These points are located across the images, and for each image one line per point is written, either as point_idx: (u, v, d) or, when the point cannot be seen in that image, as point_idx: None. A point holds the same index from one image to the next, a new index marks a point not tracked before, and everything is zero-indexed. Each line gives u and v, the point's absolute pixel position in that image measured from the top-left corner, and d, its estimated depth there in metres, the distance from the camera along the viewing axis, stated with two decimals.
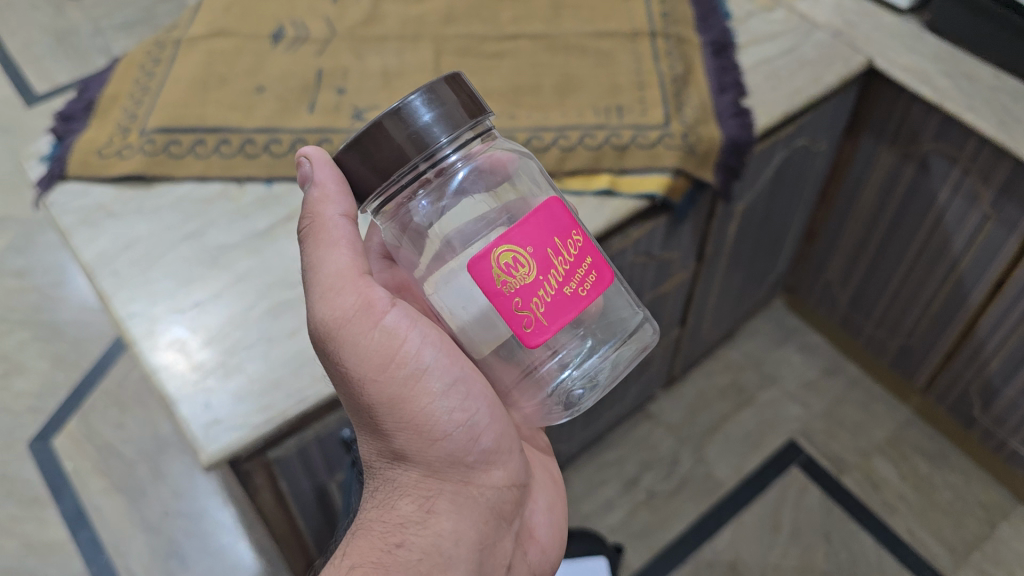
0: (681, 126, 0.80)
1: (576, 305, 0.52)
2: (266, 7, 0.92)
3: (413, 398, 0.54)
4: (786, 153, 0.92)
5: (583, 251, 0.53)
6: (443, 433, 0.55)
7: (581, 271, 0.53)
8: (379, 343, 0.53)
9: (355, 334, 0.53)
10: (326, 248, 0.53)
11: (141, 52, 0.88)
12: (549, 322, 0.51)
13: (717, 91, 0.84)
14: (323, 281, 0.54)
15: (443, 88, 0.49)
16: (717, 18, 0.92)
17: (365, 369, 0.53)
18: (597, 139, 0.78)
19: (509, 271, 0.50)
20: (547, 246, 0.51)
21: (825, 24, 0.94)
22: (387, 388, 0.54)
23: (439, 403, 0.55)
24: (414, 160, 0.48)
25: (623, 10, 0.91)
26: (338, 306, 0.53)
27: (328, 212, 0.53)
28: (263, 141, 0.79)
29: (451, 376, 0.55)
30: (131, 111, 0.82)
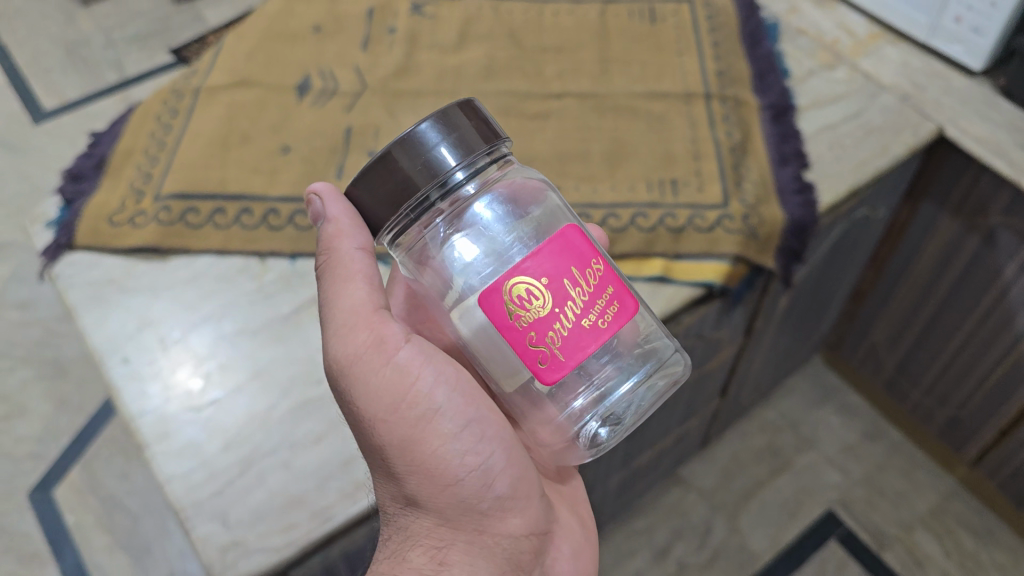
0: (741, 206, 0.74)
1: (596, 338, 0.49)
2: (292, 52, 0.85)
3: (423, 439, 0.51)
4: (845, 226, 0.86)
5: (602, 281, 0.50)
6: (454, 477, 0.52)
7: (602, 302, 0.50)
8: (391, 382, 0.51)
9: (367, 371, 0.51)
10: (342, 282, 0.52)
11: (157, 101, 0.83)
12: (566, 356, 0.48)
13: (778, 163, 0.78)
14: (339, 318, 0.52)
15: (456, 115, 0.49)
16: (775, 76, 0.85)
17: (375, 409, 0.51)
18: (650, 219, 0.73)
19: (525, 305, 0.48)
20: (564, 275, 0.48)
21: (892, 85, 0.87)
22: (396, 429, 0.51)
23: (451, 445, 0.52)
24: (426, 188, 0.48)
25: (675, 66, 0.85)
26: (352, 343, 0.51)
27: (345, 248, 0.52)
28: (288, 211, 0.73)
29: (465, 418, 0.52)
30: (145, 171, 0.77)
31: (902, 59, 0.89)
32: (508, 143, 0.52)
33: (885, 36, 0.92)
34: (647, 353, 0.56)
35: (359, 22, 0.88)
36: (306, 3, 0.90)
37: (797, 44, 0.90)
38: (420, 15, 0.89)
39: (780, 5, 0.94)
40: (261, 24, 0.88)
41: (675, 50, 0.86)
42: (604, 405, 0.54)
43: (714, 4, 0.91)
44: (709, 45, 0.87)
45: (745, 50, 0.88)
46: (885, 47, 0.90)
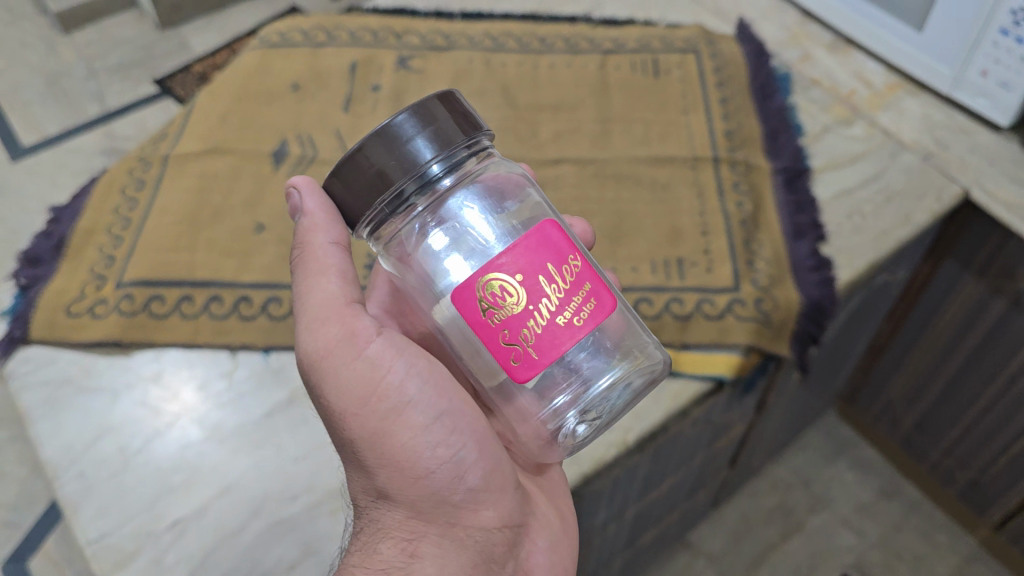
0: (754, 289, 0.68)
1: (572, 336, 0.45)
2: (269, 113, 0.79)
3: (393, 432, 0.48)
4: (864, 293, 0.80)
5: (580, 276, 0.46)
6: (426, 470, 0.48)
7: (578, 300, 0.45)
8: (359, 375, 0.48)
9: (337, 365, 0.48)
10: (313, 276, 0.49)
11: (124, 170, 0.78)
12: (540, 356, 0.44)
13: (793, 237, 0.73)
14: (310, 311, 0.49)
15: (434, 106, 0.45)
16: (788, 135, 0.79)
17: (345, 403, 0.48)
18: (655, 306, 0.67)
19: (497, 299, 0.44)
20: (541, 268, 0.45)
21: (913, 143, 0.81)
22: (366, 422, 0.48)
23: (422, 438, 0.48)
24: (400, 182, 0.44)
25: (680, 126, 0.79)
26: (321, 336, 0.48)
27: (318, 241, 0.49)
28: (261, 300, 0.68)
29: (438, 410, 0.49)
30: (108, 252, 0.72)
31: (924, 112, 0.83)
32: (491, 135, 0.48)
33: (905, 87, 0.85)
34: (628, 348, 0.51)
35: (341, 78, 0.82)
36: (284, 58, 0.84)
37: (810, 95, 0.84)
38: (406, 69, 0.83)
39: (791, 52, 0.88)
40: (236, 81, 0.82)
41: (680, 107, 0.80)
42: (584, 401, 0.49)
43: (721, 54, 0.85)
44: (717, 101, 0.81)
45: (755, 105, 0.82)
46: (905, 99, 0.84)
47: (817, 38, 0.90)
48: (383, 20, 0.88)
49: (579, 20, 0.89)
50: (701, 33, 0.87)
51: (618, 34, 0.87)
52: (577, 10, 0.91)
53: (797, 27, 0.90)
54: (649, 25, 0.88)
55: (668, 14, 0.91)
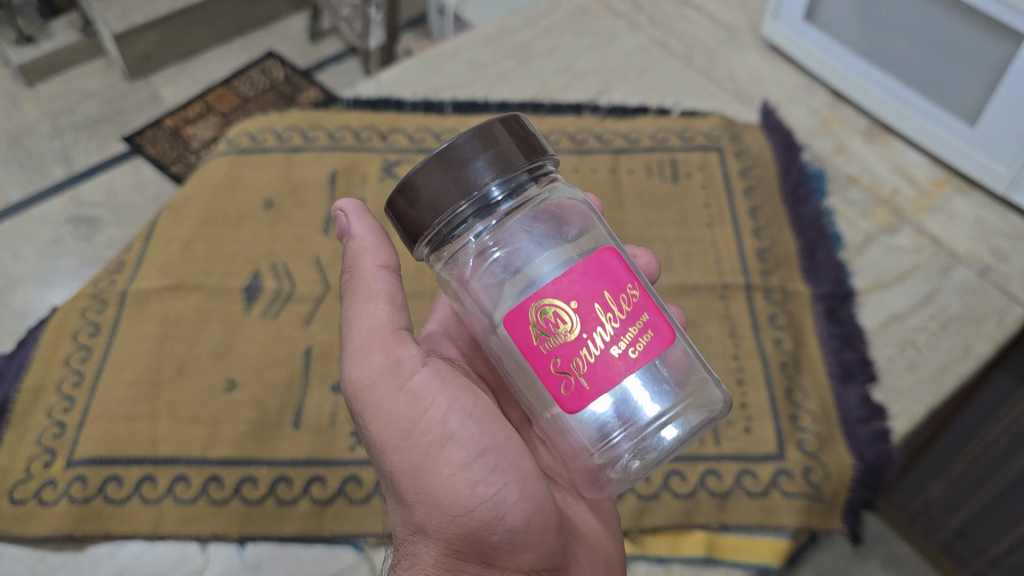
0: (801, 455, 0.60)
1: (628, 368, 0.36)
2: (241, 238, 0.70)
3: (429, 467, 0.37)
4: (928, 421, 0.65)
5: (639, 304, 0.37)
6: (462, 509, 0.37)
7: (635, 329, 0.36)
8: (397, 405, 0.38)
9: (377, 398, 0.38)
10: (358, 301, 0.40)
11: (75, 310, 0.68)
12: (593, 387, 0.36)
13: (840, 380, 0.64)
14: (354, 341, 0.40)
15: (496, 128, 0.37)
16: (828, 251, 0.70)
17: (383, 435, 0.38)
18: (689, 481, 0.59)
19: (548, 325, 0.36)
20: (596, 293, 0.36)
21: (967, 254, 0.72)
22: (402, 457, 0.38)
23: (462, 476, 0.37)
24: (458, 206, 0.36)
25: (706, 243, 0.70)
26: (365, 359, 0.39)
27: (374, 262, 0.41)
28: (234, 480, 0.59)
29: (484, 445, 0.38)
30: (58, 418, 0.63)
31: (976, 215, 0.74)
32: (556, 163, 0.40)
33: (953, 182, 0.76)
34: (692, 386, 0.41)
35: (321, 194, 0.73)
36: (255, 166, 0.75)
37: (848, 197, 0.75)
38: (393, 178, 0.73)
39: (824, 143, 0.79)
40: (204, 198, 0.73)
41: (704, 219, 0.71)
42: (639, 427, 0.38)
43: (747, 151, 0.76)
44: (746, 213, 0.72)
45: (787, 212, 0.73)
46: (954, 198, 0.75)
47: (851, 124, 0.81)
48: (365, 117, 0.78)
49: (585, 110, 0.79)
50: (725, 125, 0.78)
51: (630, 126, 0.78)
52: (582, 97, 0.81)
53: (829, 111, 0.82)
54: (663, 114, 0.79)
55: (684, 100, 0.81)
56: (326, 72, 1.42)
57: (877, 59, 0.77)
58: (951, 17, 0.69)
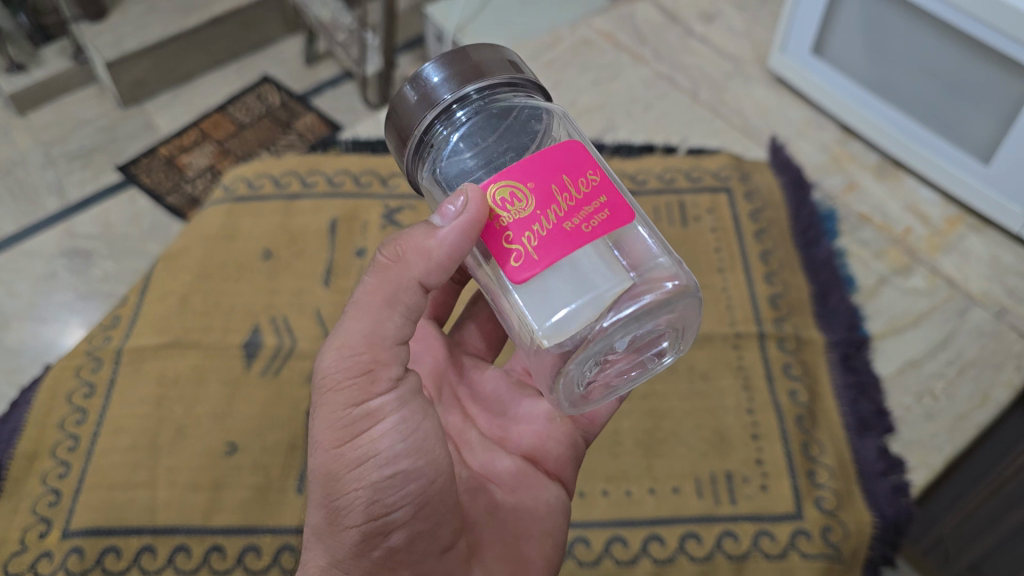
0: (820, 514, 0.58)
1: (578, 240, 0.36)
2: (242, 292, 0.70)
3: (341, 473, 0.38)
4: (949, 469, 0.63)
5: (600, 188, 0.37)
6: (351, 523, 0.38)
7: (591, 208, 0.37)
8: (341, 412, 0.38)
9: (333, 396, 0.38)
10: (377, 300, 0.39)
11: (71, 370, 0.66)
12: (545, 256, 0.35)
13: (857, 432, 0.62)
14: (346, 332, 0.39)
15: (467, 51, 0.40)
16: (841, 295, 0.69)
17: (321, 431, 0.38)
18: (705, 543, 0.58)
19: (504, 201, 0.36)
20: (552, 174, 0.36)
21: (983, 295, 0.70)
22: (330, 458, 0.38)
23: (372, 492, 0.37)
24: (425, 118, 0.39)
25: (717, 289, 0.70)
26: (338, 354, 0.38)
27: (423, 265, 0.38)
28: (237, 549, 0.57)
29: (401, 475, 0.38)
30: (53, 485, 0.61)
31: (990, 254, 0.72)
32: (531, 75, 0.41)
33: (966, 220, 0.75)
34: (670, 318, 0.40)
35: (320, 242, 0.73)
36: (253, 214, 0.74)
37: (861, 237, 0.74)
38: (394, 226, 0.74)
39: (835, 180, 0.79)
40: (207, 251, 0.72)
41: (715, 264, 0.71)
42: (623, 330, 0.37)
43: (757, 191, 0.76)
44: (758, 257, 0.72)
45: (798, 254, 0.72)
46: (967, 236, 0.73)
47: (862, 159, 0.80)
48: (364, 158, 0.79)
49: None
50: (734, 164, 0.78)
51: (636, 166, 0.78)
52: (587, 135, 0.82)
53: (838, 147, 0.81)
54: (670, 153, 0.79)
55: (691, 138, 0.82)
56: (322, 97, 1.40)
57: (887, 94, 0.75)
58: (962, 53, 0.66)
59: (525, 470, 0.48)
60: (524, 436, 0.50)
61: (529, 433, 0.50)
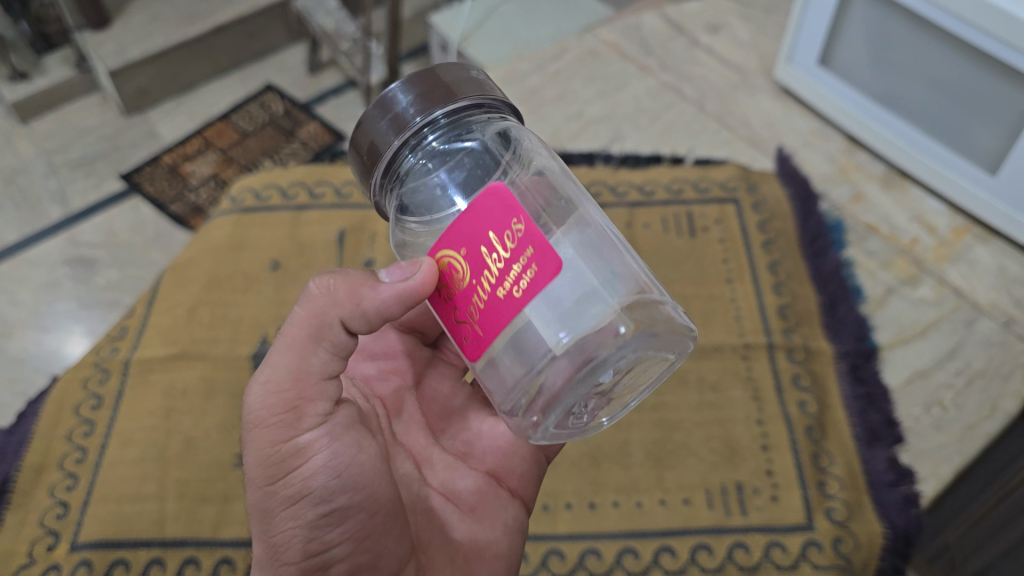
0: (831, 525, 0.58)
1: (513, 309, 0.34)
2: (250, 303, 0.70)
3: (278, 510, 0.39)
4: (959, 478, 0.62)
5: (525, 237, 0.34)
6: (291, 558, 0.39)
7: (518, 267, 0.34)
8: (271, 452, 0.38)
9: (261, 436, 0.39)
10: (305, 337, 0.39)
11: (79, 382, 0.66)
12: (484, 331, 0.35)
13: (867, 442, 0.62)
14: (272, 368, 0.39)
15: (432, 70, 0.39)
16: (849, 305, 0.69)
17: (251, 472, 0.39)
18: (716, 554, 0.57)
19: (448, 273, 0.37)
20: (478, 236, 0.35)
21: (990, 305, 0.70)
22: (263, 499, 0.39)
23: (307, 530, 0.39)
24: (389, 146, 0.38)
25: (726, 300, 0.70)
26: (264, 392, 0.39)
27: (353, 307, 0.39)
28: (246, 562, 0.57)
29: (336, 509, 0.39)
30: (61, 497, 0.61)
31: (997, 264, 0.72)
32: (499, 95, 0.40)
33: (972, 230, 0.75)
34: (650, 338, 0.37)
35: (328, 252, 0.73)
36: (260, 225, 0.75)
37: (868, 248, 0.74)
38: None
39: (842, 191, 0.79)
40: (213, 262, 0.72)
41: (722, 275, 0.72)
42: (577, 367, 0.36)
43: (764, 202, 0.76)
44: (766, 268, 0.72)
45: (806, 265, 0.72)
46: (974, 246, 0.74)
47: (868, 169, 0.80)
48: None
49: (598, 159, 0.80)
50: (741, 174, 0.78)
51: (643, 177, 0.79)
52: (594, 145, 0.83)
53: (844, 157, 0.81)
54: (677, 163, 0.80)
55: (697, 148, 0.82)
56: (325, 106, 1.40)
57: (894, 104, 0.75)
58: (971, 66, 0.66)
59: (482, 485, 0.48)
60: (487, 450, 0.50)
61: (493, 448, 0.50)
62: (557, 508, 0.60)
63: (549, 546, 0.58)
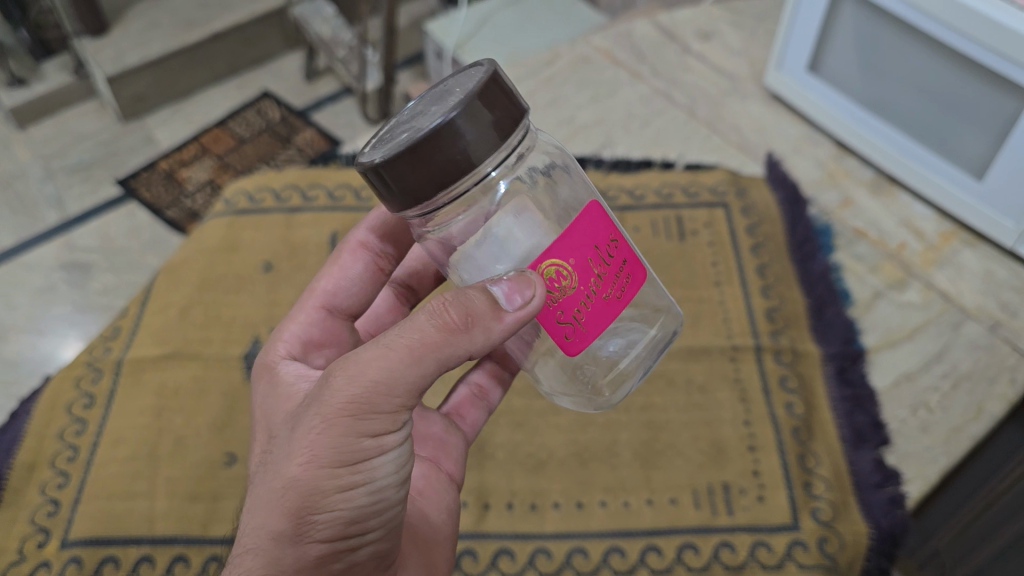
0: (817, 526, 0.59)
1: (617, 309, 0.39)
2: (242, 302, 0.70)
3: (332, 494, 0.37)
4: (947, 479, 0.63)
5: (623, 246, 0.39)
6: (325, 537, 0.37)
7: (621, 271, 0.39)
8: (354, 441, 0.36)
9: (352, 424, 0.36)
10: (432, 345, 0.37)
11: (72, 380, 0.67)
12: (592, 331, 0.39)
13: (853, 444, 0.62)
14: (380, 360, 0.36)
15: (488, 90, 0.33)
16: (837, 308, 0.70)
17: (325, 450, 0.36)
18: (703, 554, 0.58)
19: (551, 281, 0.37)
20: (591, 246, 0.37)
21: (977, 309, 0.71)
22: (326, 482, 0.36)
23: (355, 519, 0.38)
24: (461, 184, 0.33)
25: (714, 302, 0.71)
26: (371, 385, 0.36)
27: (479, 347, 0.38)
28: None
29: (383, 502, 0.39)
30: (51, 494, 0.61)
31: (984, 269, 0.73)
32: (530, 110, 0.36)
33: (960, 235, 0.75)
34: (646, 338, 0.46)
35: (320, 253, 0.73)
36: (254, 227, 0.75)
37: (856, 252, 0.75)
38: None
39: (830, 196, 0.80)
40: (206, 262, 0.73)
41: (711, 277, 0.72)
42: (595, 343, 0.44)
43: (753, 206, 0.77)
44: (754, 271, 0.73)
45: (795, 269, 0.73)
46: (961, 251, 0.74)
47: (857, 175, 0.81)
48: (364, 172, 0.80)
49: (589, 164, 0.81)
50: (731, 179, 0.79)
51: (633, 181, 0.80)
52: (586, 150, 0.83)
53: (833, 162, 0.82)
54: (667, 168, 0.80)
55: (687, 153, 0.83)
56: (322, 112, 1.41)
57: (881, 110, 0.76)
58: (955, 71, 0.67)
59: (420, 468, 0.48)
60: (420, 436, 0.50)
61: (424, 435, 0.50)
62: (546, 506, 0.60)
63: (537, 545, 0.58)
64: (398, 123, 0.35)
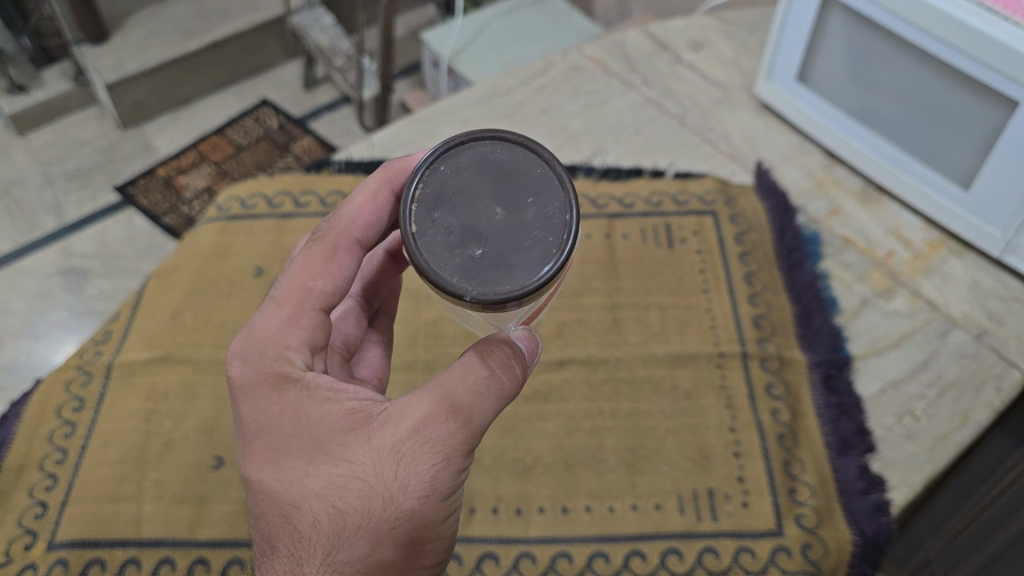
0: (802, 531, 0.59)
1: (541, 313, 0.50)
2: (232, 307, 0.71)
3: (439, 526, 0.41)
4: (933, 487, 0.63)
5: None
6: (425, 566, 0.41)
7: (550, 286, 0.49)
8: (458, 478, 0.41)
9: (460, 461, 0.40)
10: (509, 392, 0.42)
11: (62, 383, 0.67)
12: None
13: (838, 452, 0.63)
14: (479, 403, 0.40)
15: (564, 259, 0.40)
16: (823, 317, 0.70)
17: (441, 486, 0.40)
18: (687, 559, 0.58)
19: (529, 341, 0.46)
20: None
21: (964, 318, 0.71)
22: (437, 516, 0.40)
23: (445, 543, 0.42)
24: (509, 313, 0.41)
25: (702, 309, 0.71)
26: (475, 426, 0.40)
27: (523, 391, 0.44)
28: (221, 561, 0.58)
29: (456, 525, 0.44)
30: (39, 497, 0.61)
31: (972, 278, 0.73)
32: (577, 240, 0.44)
33: (947, 244, 0.76)
34: None
35: None
36: (245, 232, 0.76)
37: (843, 260, 0.75)
38: None
39: (819, 205, 0.80)
40: (197, 267, 0.73)
41: (699, 285, 0.73)
42: None
43: (742, 215, 0.78)
44: (742, 279, 0.73)
45: (782, 277, 0.74)
46: (948, 260, 0.75)
47: (846, 184, 0.81)
48: (356, 178, 0.81)
49: (580, 172, 0.81)
50: (720, 188, 0.80)
51: (623, 189, 0.80)
52: (577, 158, 0.84)
53: (823, 172, 0.83)
54: (657, 176, 0.81)
55: (677, 161, 0.84)
56: (320, 121, 1.43)
57: (871, 122, 0.76)
58: (944, 82, 0.67)
59: None
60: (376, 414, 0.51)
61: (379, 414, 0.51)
62: (531, 510, 0.60)
63: (522, 549, 0.59)
64: (468, 229, 0.40)
